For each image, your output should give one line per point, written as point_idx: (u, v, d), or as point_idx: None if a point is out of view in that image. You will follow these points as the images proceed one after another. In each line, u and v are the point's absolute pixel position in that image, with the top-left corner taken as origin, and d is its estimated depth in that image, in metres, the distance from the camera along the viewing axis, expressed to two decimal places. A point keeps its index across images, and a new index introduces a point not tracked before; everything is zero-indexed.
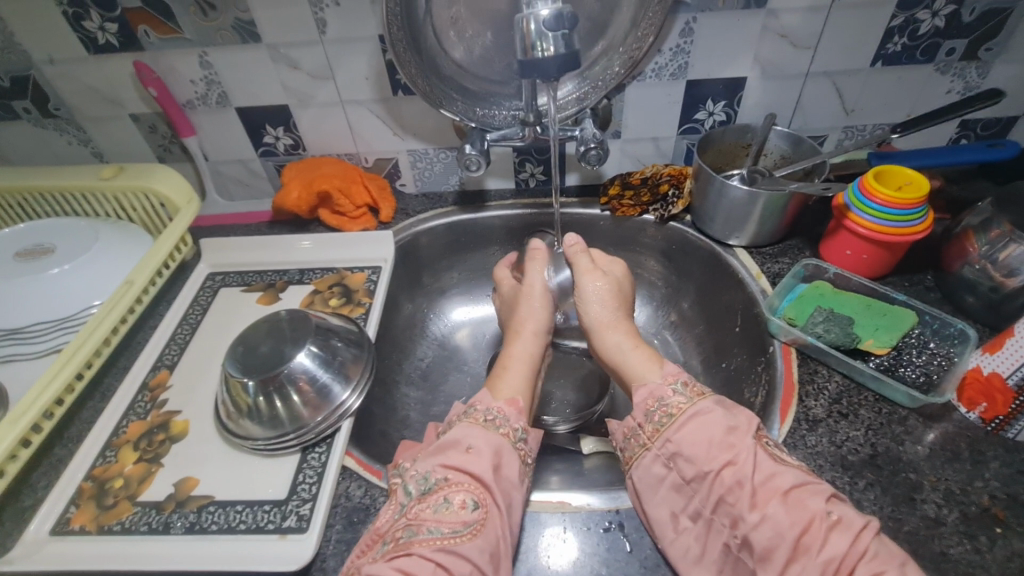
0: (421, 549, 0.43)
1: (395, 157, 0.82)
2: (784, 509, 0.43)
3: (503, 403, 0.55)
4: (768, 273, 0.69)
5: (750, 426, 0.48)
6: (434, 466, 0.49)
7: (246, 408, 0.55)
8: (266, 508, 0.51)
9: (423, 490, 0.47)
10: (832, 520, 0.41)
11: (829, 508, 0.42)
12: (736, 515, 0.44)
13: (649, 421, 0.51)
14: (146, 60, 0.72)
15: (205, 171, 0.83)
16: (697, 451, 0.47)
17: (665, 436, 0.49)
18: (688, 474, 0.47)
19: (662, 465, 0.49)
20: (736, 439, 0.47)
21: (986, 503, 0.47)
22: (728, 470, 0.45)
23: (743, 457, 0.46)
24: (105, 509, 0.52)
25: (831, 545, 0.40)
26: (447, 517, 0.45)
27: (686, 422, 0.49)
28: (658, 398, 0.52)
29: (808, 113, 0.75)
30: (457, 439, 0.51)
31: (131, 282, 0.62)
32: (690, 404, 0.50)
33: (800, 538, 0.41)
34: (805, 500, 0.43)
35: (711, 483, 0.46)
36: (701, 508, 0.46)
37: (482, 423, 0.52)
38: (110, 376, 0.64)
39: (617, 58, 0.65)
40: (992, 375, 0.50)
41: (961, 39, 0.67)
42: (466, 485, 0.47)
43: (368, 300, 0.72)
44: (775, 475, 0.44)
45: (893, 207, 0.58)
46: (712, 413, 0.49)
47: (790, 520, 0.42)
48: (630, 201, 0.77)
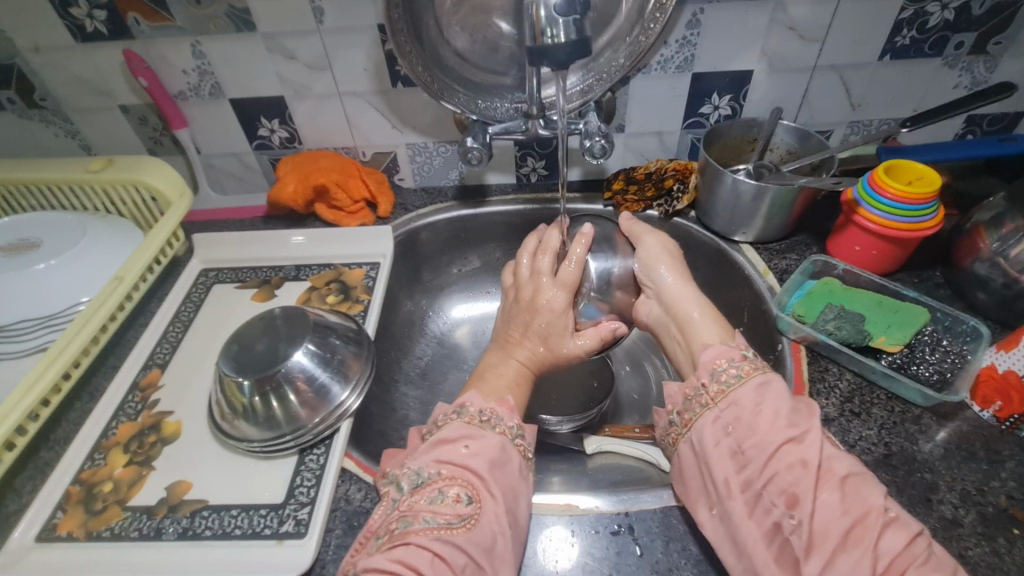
0: (416, 539, 0.42)
1: (393, 151, 0.80)
2: (842, 497, 0.40)
3: (494, 404, 0.51)
4: (775, 270, 0.68)
5: (815, 409, 0.46)
6: (427, 462, 0.46)
7: (241, 409, 0.53)
8: (262, 512, 0.49)
9: (417, 484, 0.45)
10: (888, 517, 0.39)
11: (887, 504, 0.40)
12: (795, 491, 0.41)
13: (715, 382, 0.48)
14: (136, 49, 0.69)
15: (198, 164, 0.80)
16: (762, 421, 0.45)
17: (730, 399, 0.47)
18: (747, 443, 0.44)
19: (720, 429, 0.46)
20: (801, 419, 0.45)
21: (1003, 503, 0.46)
22: (791, 446, 0.43)
23: (810, 437, 0.43)
24: (94, 515, 0.50)
25: (885, 542, 0.38)
26: (443, 509, 0.43)
27: (757, 387, 0.47)
28: (729, 358, 0.49)
29: (814, 107, 0.74)
30: (454, 436, 0.48)
31: (121, 277, 0.59)
32: (762, 370, 0.48)
33: (852, 529, 0.39)
34: (865, 493, 0.41)
35: (771, 456, 0.43)
36: (754, 479, 0.43)
37: (477, 424, 0.49)
38: (99, 376, 0.61)
39: (623, 49, 0.63)
40: (1008, 373, 0.49)
41: (970, 32, 0.66)
42: (461, 480, 0.45)
43: (366, 297, 0.70)
44: (836, 461, 0.43)
45: (905, 202, 0.57)
46: (779, 385, 0.47)
47: (843, 510, 0.40)
48: (634, 195, 0.75)
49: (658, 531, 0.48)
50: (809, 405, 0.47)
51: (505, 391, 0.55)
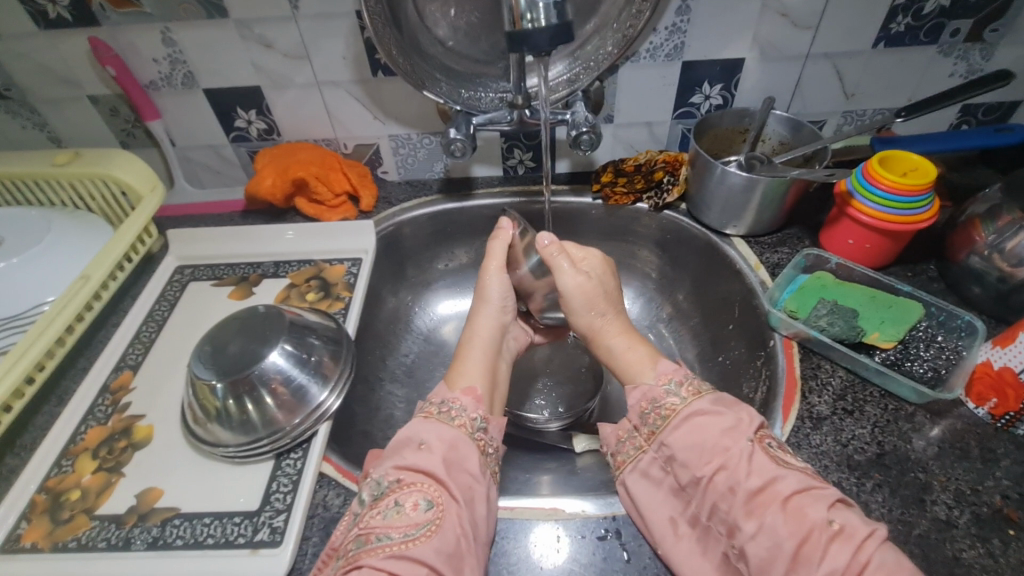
0: (370, 560, 0.40)
1: (375, 143, 0.78)
2: (783, 518, 0.40)
3: (459, 393, 0.52)
4: (767, 264, 0.66)
5: (747, 426, 0.45)
6: (388, 469, 0.46)
7: (214, 412, 0.51)
8: (237, 520, 0.47)
9: (376, 496, 0.44)
10: (833, 530, 0.39)
11: (830, 517, 0.40)
12: (732, 523, 0.42)
13: (644, 425, 0.49)
14: (103, 36, 0.66)
15: (173, 157, 0.78)
16: (689, 457, 0.45)
17: (660, 439, 0.48)
18: (683, 479, 0.46)
19: (659, 468, 0.48)
20: (731, 441, 0.45)
21: (998, 503, 0.45)
22: (721, 476, 0.44)
23: (735, 462, 0.44)
24: (60, 525, 0.48)
25: (830, 559, 0.38)
26: (398, 522, 0.42)
27: (681, 424, 0.47)
28: (653, 400, 0.50)
29: (807, 96, 0.72)
30: (411, 434, 0.48)
31: (87, 277, 0.57)
32: (685, 405, 0.48)
33: (798, 549, 0.39)
34: (806, 509, 0.40)
35: (705, 489, 0.44)
36: (698, 514, 0.45)
37: (437, 417, 0.49)
38: (68, 379, 0.59)
39: (611, 37, 0.61)
40: (1003, 370, 0.48)
41: (966, 19, 0.64)
42: (419, 485, 0.44)
43: (348, 295, 0.68)
44: (776, 479, 0.42)
45: (900, 194, 0.56)
46: (706, 413, 0.47)
47: (787, 531, 0.40)
48: (623, 187, 0.73)
49: None
50: (742, 415, 0.46)
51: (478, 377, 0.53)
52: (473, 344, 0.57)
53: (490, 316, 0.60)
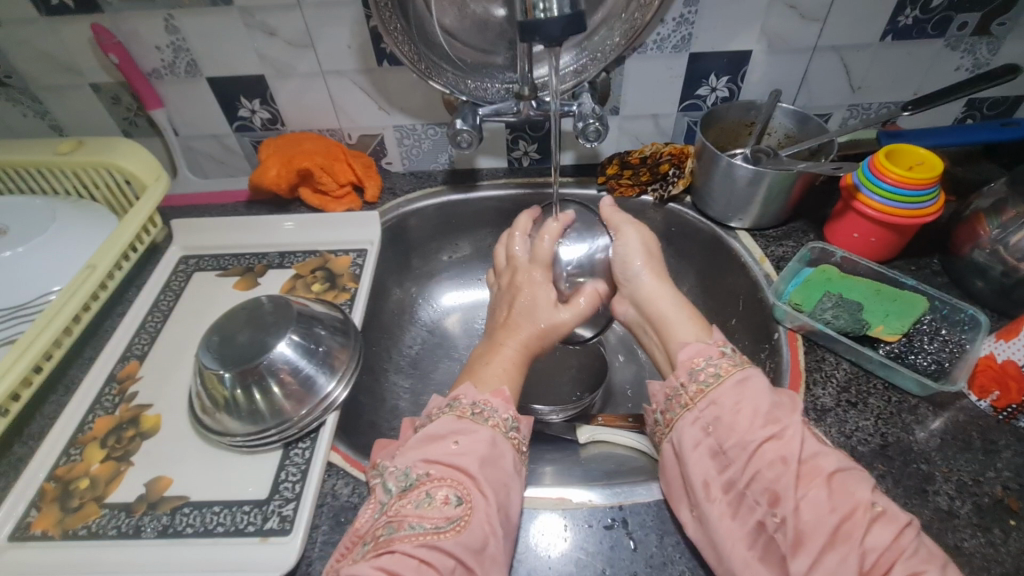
0: (402, 546, 0.40)
1: (380, 134, 0.77)
2: (827, 494, 0.40)
3: (488, 395, 0.50)
4: (772, 257, 0.66)
5: (795, 404, 0.45)
6: (416, 462, 0.45)
7: (222, 402, 0.51)
8: (246, 508, 0.48)
9: (404, 486, 0.44)
10: (875, 512, 0.39)
11: (873, 499, 0.40)
12: (777, 491, 0.41)
13: (693, 381, 0.48)
14: (105, 23, 0.65)
15: (176, 147, 0.77)
16: (740, 420, 0.44)
17: (709, 398, 0.46)
18: (727, 443, 0.44)
19: (700, 429, 0.46)
20: (782, 414, 0.44)
21: (999, 493, 0.45)
22: (772, 444, 0.43)
23: (790, 432, 0.43)
24: (70, 513, 0.48)
25: (871, 538, 0.38)
26: (430, 513, 0.42)
27: (735, 385, 0.46)
28: (706, 356, 0.49)
29: (813, 89, 0.72)
30: (443, 432, 0.47)
31: (93, 266, 0.57)
32: (739, 367, 0.47)
33: (840, 525, 0.39)
34: (851, 488, 0.40)
35: (751, 455, 0.43)
36: (736, 479, 0.43)
37: (469, 417, 0.48)
38: (74, 368, 0.59)
39: (619, 28, 0.61)
40: (1007, 362, 0.48)
41: (974, 12, 0.64)
42: (449, 480, 0.44)
43: (354, 286, 0.68)
44: (819, 455, 0.42)
45: (905, 188, 0.56)
46: (760, 380, 0.46)
47: (830, 506, 0.39)
48: (629, 180, 0.73)
49: (653, 524, 0.47)
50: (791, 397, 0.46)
51: (501, 382, 0.52)
52: (515, 337, 0.55)
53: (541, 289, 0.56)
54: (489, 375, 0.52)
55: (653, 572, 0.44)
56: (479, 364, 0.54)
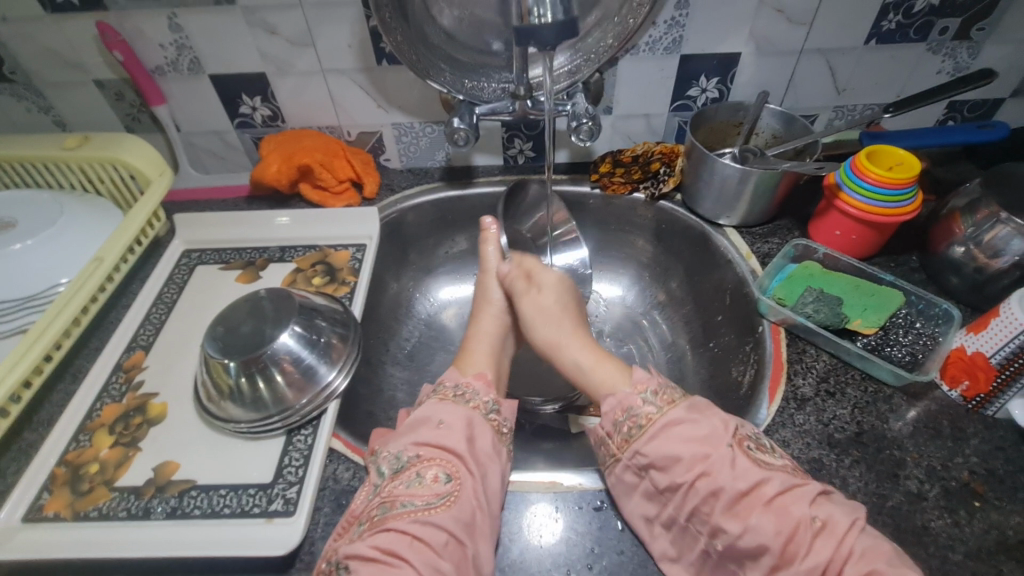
0: (397, 524, 0.44)
1: (378, 131, 0.79)
2: (768, 517, 0.42)
3: (470, 377, 0.56)
4: (758, 254, 0.69)
5: (725, 431, 0.46)
6: (406, 446, 0.48)
7: (227, 390, 0.53)
8: (252, 491, 0.50)
9: (396, 469, 0.47)
10: (817, 526, 0.41)
11: (813, 513, 0.42)
12: (715, 524, 0.44)
13: (618, 433, 0.49)
14: (110, 21, 0.67)
15: (178, 143, 0.79)
16: (670, 463, 0.46)
17: (634, 447, 0.48)
18: (662, 484, 0.46)
19: (632, 475, 0.48)
20: (711, 446, 0.46)
21: (966, 478, 0.48)
22: (703, 481, 0.44)
23: (718, 467, 0.44)
24: (81, 496, 0.50)
25: (815, 553, 0.41)
26: (420, 491, 0.46)
27: (658, 432, 0.48)
28: (627, 408, 0.50)
29: (800, 91, 0.74)
30: (429, 415, 0.51)
31: (100, 259, 0.58)
32: (661, 414, 0.49)
33: (786, 546, 0.41)
34: (789, 506, 0.42)
35: (685, 494, 0.45)
36: (675, 516, 0.46)
37: (451, 399, 0.52)
38: (82, 358, 0.61)
39: (611, 30, 0.63)
40: (975, 354, 0.51)
41: (955, 18, 0.66)
42: (441, 461, 0.48)
43: (353, 279, 0.70)
44: (760, 482, 0.43)
45: (884, 187, 0.58)
46: (683, 422, 0.47)
47: (774, 530, 0.42)
48: (620, 177, 0.75)
49: None
50: (721, 420, 0.47)
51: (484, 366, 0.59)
52: (480, 337, 0.64)
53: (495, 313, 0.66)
54: (472, 360, 0.60)
55: (639, 551, 0.47)
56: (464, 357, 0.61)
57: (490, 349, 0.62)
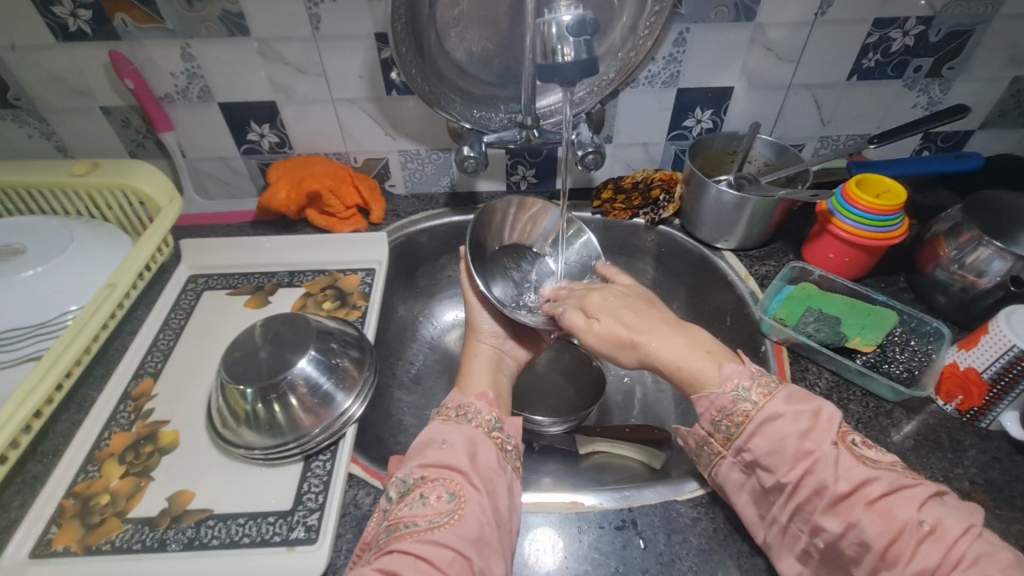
0: (401, 544, 0.42)
1: (385, 158, 0.81)
2: (871, 519, 0.39)
3: (473, 398, 0.55)
4: (756, 275, 0.72)
5: (829, 427, 0.43)
6: (412, 468, 0.48)
7: (243, 416, 0.53)
8: (271, 519, 0.49)
9: (403, 492, 0.47)
10: (924, 531, 0.38)
11: (921, 517, 0.39)
12: (814, 523, 0.42)
13: (719, 431, 0.47)
14: (122, 50, 0.68)
15: (183, 169, 0.79)
16: (774, 462, 0.43)
17: (737, 445, 0.46)
18: (766, 483, 0.44)
19: (740, 471, 0.46)
20: (814, 442, 0.42)
21: (967, 488, 0.50)
22: (806, 479, 0.42)
23: (823, 464, 0.41)
24: (91, 529, 0.48)
25: (920, 558, 0.37)
26: (424, 511, 0.44)
27: (759, 426, 0.44)
28: (723, 408, 0.47)
29: (789, 122, 0.79)
30: (432, 436, 0.50)
31: (113, 285, 0.58)
32: (759, 410, 0.45)
33: (887, 549, 0.38)
34: (894, 509, 0.39)
35: (791, 494, 0.43)
36: (778, 515, 0.44)
37: (501, 449, 0.51)
38: (87, 387, 0.60)
39: (615, 64, 0.66)
40: (968, 370, 0.54)
41: (927, 57, 0.72)
42: (443, 480, 0.46)
43: (364, 303, 0.70)
44: (864, 482, 0.40)
45: (874, 213, 0.62)
46: (783, 418, 0.44)
47: (875, 531, 0.39)
48: (622, 204, 0.78)
49: (661, 524, 0.50)
50: (819, 412, 0.44)
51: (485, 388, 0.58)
52: (476, 360, 0.63)
53: (486, 340, 0.65)
54: (472, 382, 0.59)
55: (663, 569, 0.47)
56: (464, 378, 0.60)
57: (489, 368, 0.62)
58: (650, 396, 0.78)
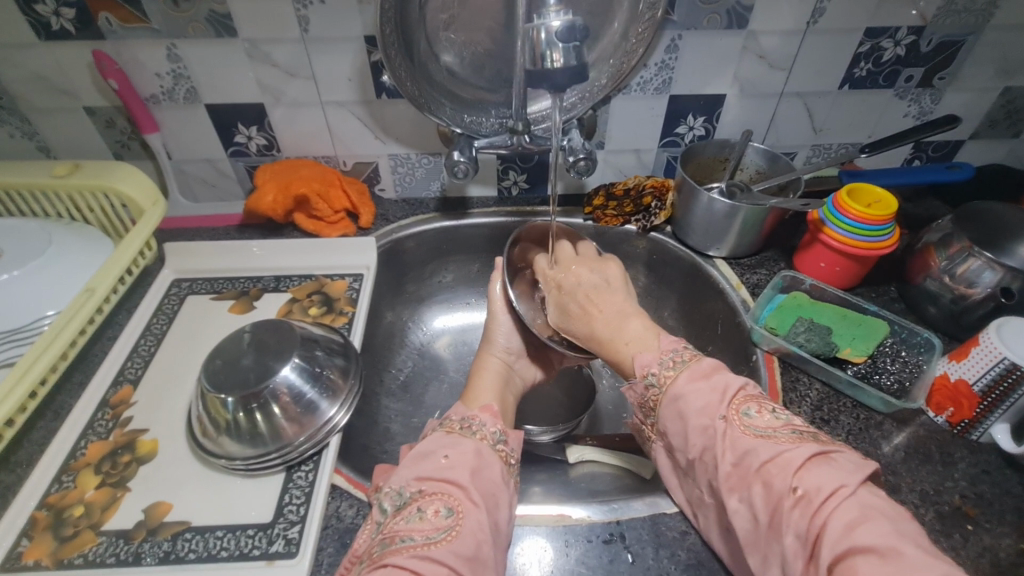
0: (395, 559, 0.41)
1: (375, 162, 0.80)
2: (759, 491, 0.39)
3: (477, 412, 0.54)
4: (748, 284, 0.71)
5: (721, 400, 0.44)
6: (410, 481, 0.46)
7: (224, 425, 0.52)
8: (251, 532, 0.48)
9: (398, 506, 0.45)
10: (797, 497, 0.37)
11: (794, 483, 0.38)
12: (721, 499, 0.42)
13: (642, 414, 0.51)
14: (106, 50, 0.66)
15: (168, 170, 0.78)
16: (680, 440, 0.46)
17: (658, 428, 0.49)
18: (682, 462, 0.47)
19: (665, 454, 0.49)
20: (707, 416, 0.44)
21: (957, 502, 0.50)
22: (705, 455, 0.43)
23: (717, 438, 0.43)
24: (64, 542, 0.47)
25: (792, 524, 0.36)
26: (421, 526, 0.43)
27: (666, 407, 0.47)
28: (642, 394, 0.50)
29: (781, 130, 0.79)
30: (433, 448, 0.49)
31: (92, 290, 0.57)
32: (664, 392, 0.47)
33: (771, 520, 0.38)
34: (773, 479, 0.39)
35: (698, 469, 0.44)
36: (701, 493, 0.46)
37: (504, 461, 0.50)
38: (65, 393, 0.58)
39: (606, 71, 0.65)
40: (958, 381, 0.53)
41: (919, 67, 0.72)
42: (441, 494, 0.45)
43: (351, 309, 0.69)
44: (748, 453, 0.41)
45: (866, 223, 0.62)
46: (685, 396, 0.46)
47: (761, 504, 0.39)
48: (613, 210, 0.78)
49: (649, 538, 0.49)
50: (718, 387, 0.45)
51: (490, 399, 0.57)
52: (484, 375, 0.61)
53: (495, 354, 0.63)
54: (477, 394, 0.57)
55: None
56: (470, 389, 0.59)
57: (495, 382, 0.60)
58: None
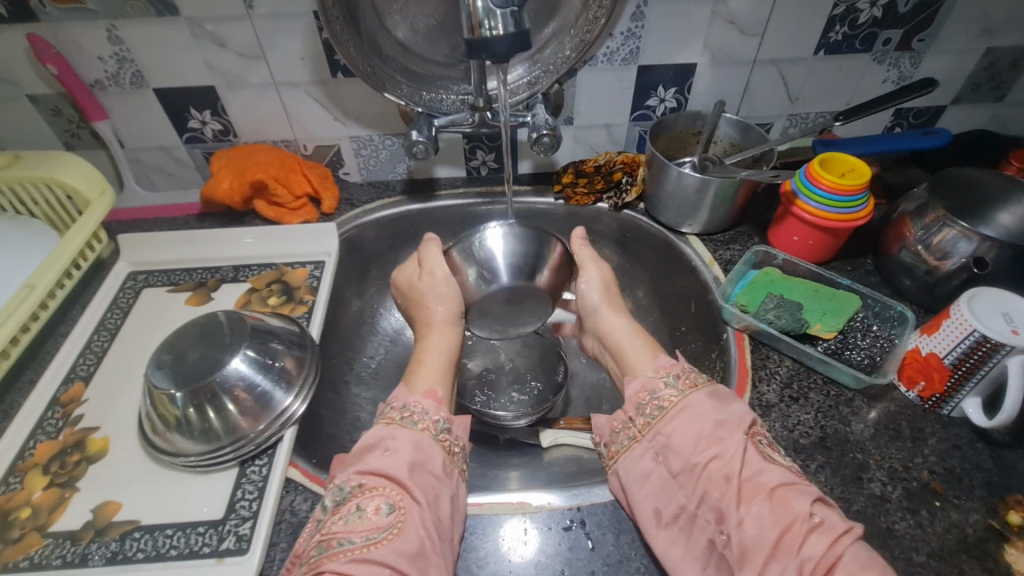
0: (331, 564, 0.40)
1: (337, 145, 0.77)
2: (769, 508, 0.40)
3: (420, 397, 0.51)
4: (720, 261, 0.69)
5: (742, 420, 0.46)
6: (350, 475, 0.45)
7: (174, 421, 0.50)
8: (201, 530, 0.47)
9: (338, 501, 0.44)
10: (814, 522, 0.39)
11: (812, 510, 0.40)
12: (721, 510, 0.42)
13: (641, 415, 0.49)
14: (42, 33, 0.63)
15: (121, 159, 0.75)
16: (685, 444, 0.45)
17: (656, 429, 0.48)
18: (675, 469, 0.45)
19: (650, 459, 0.47)
20: (726, 432, 0.45)
21: (926, 478, 0.49)
22: (715, 464, 0.43)
23: (732, 451, 0.44)
24: (9, 545, 0.46)
25: (808, 548, 0.38)
26: (359, 526, 0.42)
27: (676, 413, 0.47)
28: (651, 390, 0.50)
29: (755, 100, 0.76)
30: (373, 442, 0.47)
31: (32, 286, 0.55)
32: (681, 397, 0.48)
33: (779, 540, 0.39)
34: (790, 501, 0.41)
35: (699, 476, 0.44)
36: (686, 504, 0.44)
37: (448, 452, 0.48)
38: (14, 393, 0.57)
39: (569, 41, 0.62)
40: (929, 355, 0.52)
41: (896, 29, 0.69)
42: (381, 489, 0.44)
43: (311, 298, 0.67)
44: (761, 472, 0.43)
45: (838, 194, 0.60)
46: (701, 405, 0.47)
47: (771, 520, 0.40)
48: (583, 188, 0.76)
49: (609, 523, 0.48)
50: (734, 408, 0.47)
51: (436, 382, 0.54)
52: (428, 359, 0.57)
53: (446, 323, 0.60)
54: (423, 378, 0.54)
55: (609, 570, 0.46)
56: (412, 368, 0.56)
57: (444, 360, 0.57)
58: (616, 386, 0.76)
